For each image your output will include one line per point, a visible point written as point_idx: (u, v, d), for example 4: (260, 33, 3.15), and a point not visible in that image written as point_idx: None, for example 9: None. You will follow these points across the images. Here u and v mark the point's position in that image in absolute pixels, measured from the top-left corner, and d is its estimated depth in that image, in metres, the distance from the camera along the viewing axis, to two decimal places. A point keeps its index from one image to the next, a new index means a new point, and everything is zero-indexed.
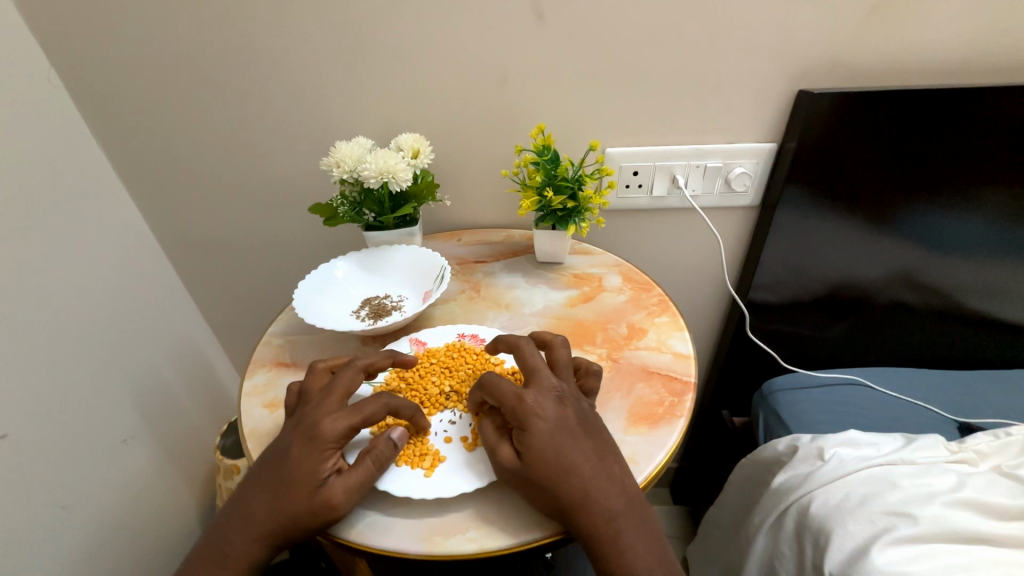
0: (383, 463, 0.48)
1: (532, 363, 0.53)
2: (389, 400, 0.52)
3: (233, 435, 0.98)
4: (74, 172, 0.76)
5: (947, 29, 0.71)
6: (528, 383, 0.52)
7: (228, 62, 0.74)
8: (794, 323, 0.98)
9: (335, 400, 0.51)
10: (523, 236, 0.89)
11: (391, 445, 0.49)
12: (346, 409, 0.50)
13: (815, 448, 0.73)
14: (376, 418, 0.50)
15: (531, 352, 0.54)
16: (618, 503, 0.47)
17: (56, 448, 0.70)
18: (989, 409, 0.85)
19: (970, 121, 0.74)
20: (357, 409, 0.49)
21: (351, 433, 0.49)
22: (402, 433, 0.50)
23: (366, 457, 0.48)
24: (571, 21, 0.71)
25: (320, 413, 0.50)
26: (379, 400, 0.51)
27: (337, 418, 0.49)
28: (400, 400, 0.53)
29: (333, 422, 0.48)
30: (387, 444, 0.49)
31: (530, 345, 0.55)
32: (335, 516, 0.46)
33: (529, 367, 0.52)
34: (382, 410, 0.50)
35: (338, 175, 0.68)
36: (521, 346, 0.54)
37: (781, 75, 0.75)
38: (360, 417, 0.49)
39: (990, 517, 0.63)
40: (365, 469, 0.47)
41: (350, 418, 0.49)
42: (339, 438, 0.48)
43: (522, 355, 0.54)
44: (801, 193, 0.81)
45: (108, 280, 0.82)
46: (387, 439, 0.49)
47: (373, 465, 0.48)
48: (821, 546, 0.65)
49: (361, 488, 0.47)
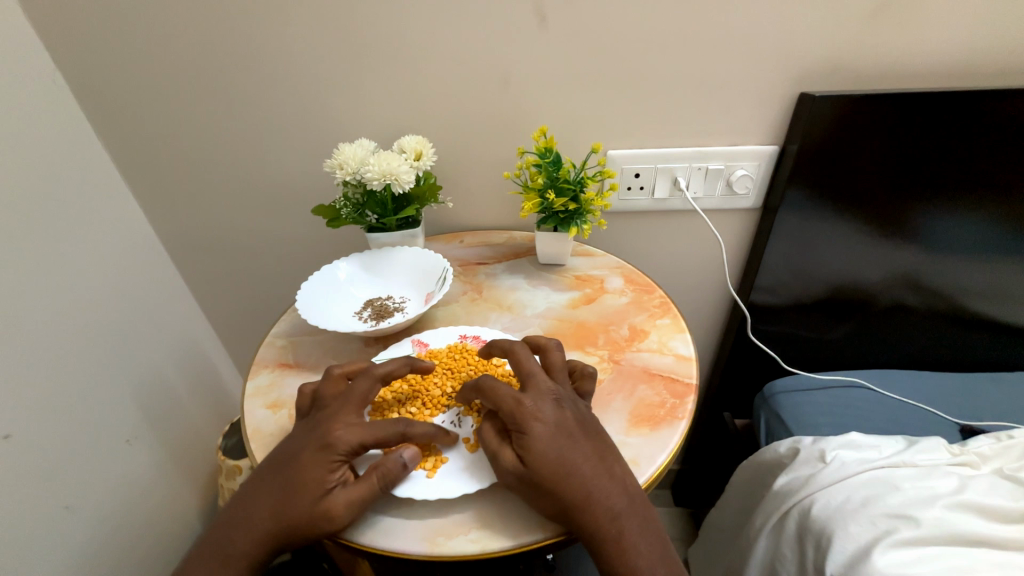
0: (390, 484, 0.47)
1: (527, 368, 0.53)
2: (406, 428, 0.50)
3: (235, 436, 0.99)
4: (77, 172, 0.77)
5: (948, 33, 0.71)
6: (525, 388, 0.51)
7: (231, 64, 0.74)
8: (795, 325, 0.98)
9: (353, 410, 0.51)
10: (524, 238, 0.89)
11: (401, 466, 0.48)
12: (361, 423, 0.50)
13: (816, 450, 0.73)
14: (389, 442, 0.49)
15: (526, 357, 0.54)
16: (620, 502, 0.47)
17: (58, 446, 0.70)
18: (991, 412, 0.85)
19: (972, 124, 0.74)
20: (372, 427, 0.49)
21: (362, 448, 0.49)
22: (414, 454, 0.49)
23: (372, 473, 0.47)
24: (573, 23, 0.71)
25: (335, 422, 0.50)
26: (396, 426, 0.50)
27: (351, 430, 0.49)
28: (418, 426, 0.51)
29: (347, 434, 0.48)
30: (397, 463, 0.48)
31: (525, 350, 0.55)
32: (332, 529, 0.46)
33: (525, 372, 0.52)
34: (396, 436, 0.49)
35: (341, 177, 0.68)
36: (515, 351, 0.54)
37: (783, 77, 0.75)
38: (374, 435, 0.49)
39: (992, 519, 0.63)
40: (370, 486, 0.47)
41: (364, 434, 0.49)
42: (350, 451, 0.48)
43: (518, 360, 0.53)
44: (803, 195, 0.82)
45: (111, 280, 0.82)
46: (397, 458, 0.48)
47: (379, 484, 0.47)
48: (823, 548, 0.65)
49: (365, 504, 0.46)
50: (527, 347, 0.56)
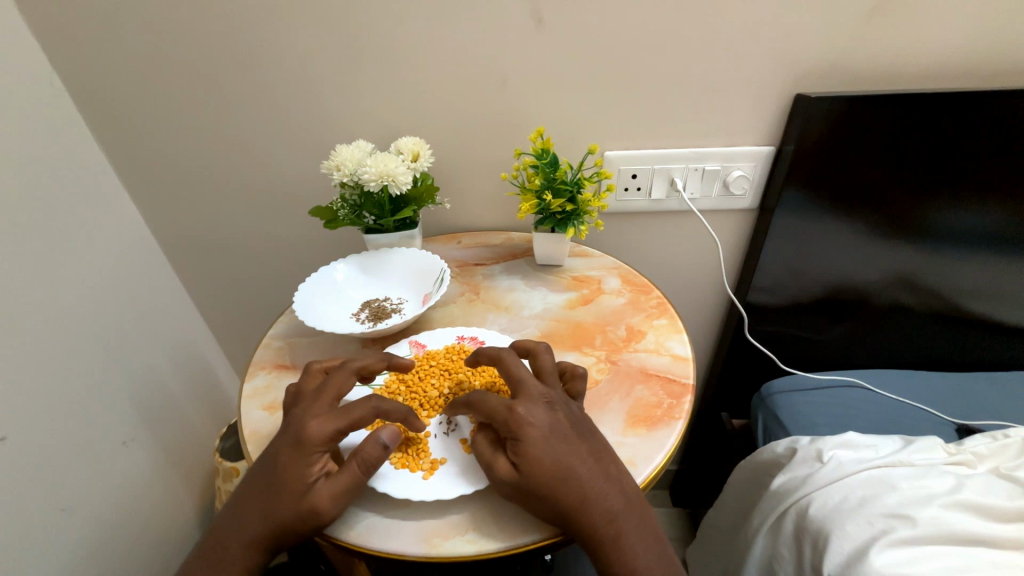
0: (371, 468, 0.47)
1: (516, 374, 0.52)
2: (379, 404, 0.50)
3: (233, 437, 0.99)
4: (74, 172, 0.76)
5: (943, 36, 0.71)
6: (516, 395, 0.51)
7: (228, 65, 0.74)
8: (793, 325, 0.99)
9: (326, 402, 0.51)
10: (522, 238, 0.90)
11: (380, 447, 0.48)
12: (333, 412, 0.49)
13: (813, 450, 0.73)
14: (365, 423, 0.49)
15: (514, 362, 0.53)
16: (617, 502, 0.47)
17: (53, 449, 0.70)
18: (985, 410, 0.85)
19: (968, 124, 0.74)
20: (345, 412, 0.49)
21: (339, 437, 0.49)
22: (392, 433, 0.48)
23: (352, 462, 0.47)
24: (570, 25, 0.71)
25: (308, 417, 0.50)
26: (367, 403, 0.50)
27: (325, 420, 0.49)
28: (391, 403, 0.51)
29: (320, 425, 0.48)
30: (376, 446, 0.48)
31: (513, 356, 0.55)
32: (321, 523, 0.46)
33: (515, 379, 0.52)
34: (370, 414, 0.49)
35: (339, 178, 0.68)
36: (503, 358, 0.54)
37: (780, 79, 0.76)
38: (349, 420, 0.49)
39: (988, 519, 0.63)
40: (351, 473, 0.47)
41: (338, 422, 0.48)
42: (327, 442, 0.48)
43: (506, 366, 0.53)
44: (801, 195, 0.82)
45: (107, 281, 0.82)
46: (375, 441, 0.48)
47: (361, 470, 0.47)
48: (820, 548, 0.65)
49: (348, 492, 0.47)
50: (514, 353, 0.56)
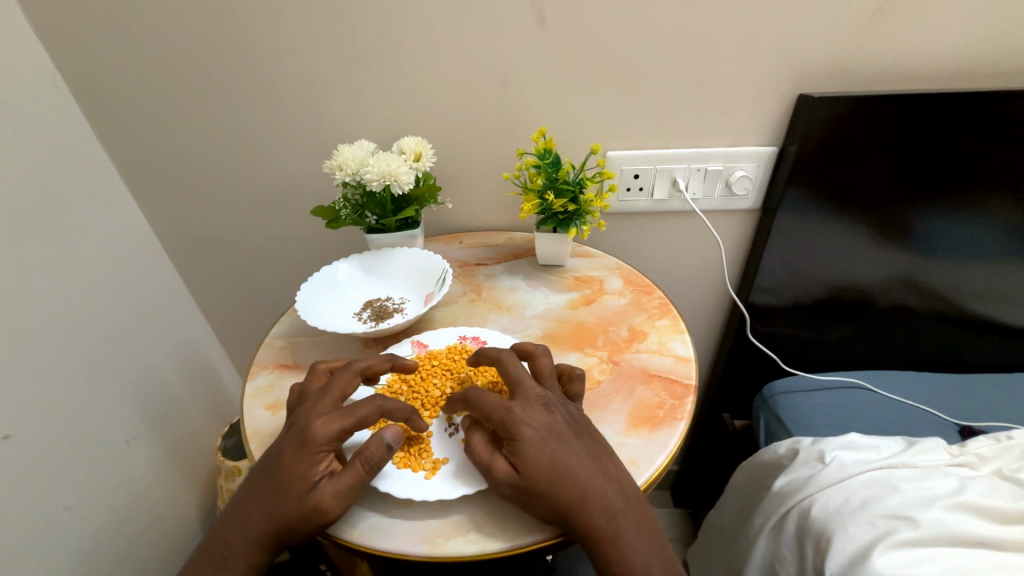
0: (374, 467, 0.47)
1: (515, 375, 0.52)
2: (383, 403, 0.50)
3: (234, 436, 0.99)
4: (75, 171, 0.76)
5: (947, 36, 0.71)
6: (513, 396, 0.51)
7: (229, 63, 0.74)
8: (794, 326, 0.98)
9: (330, 402, 0.51)
10: (524, 239, 0.90)
11: (383, 447, 0.48)
12: (338, 412, 0.50)
13: (815, 451, 0.73)
14: (370, 422, 0.49)
15: (513, 364, 0.53)
16: (616, 500, 0.47)
17: (54, 447, 0.70)
18: (988, 412, 0.85)
19: (971, 125, 0.74)
20: (350, 411, 0.49)
21: (343, 436, 0.49)
22: (395, 433, 0.48)
23: (356, 461, 0.47)
24: (572, 24, 0.71)
25: (313, 416, 0.50)
26: (372, 402, 0.50)
27: (329, 419, 0.49)
28: (395, 402, 0.51)
29: (324, 424, 0.48)
30: (379, 446, 0.48)
31: (512, 357, 0.54)
32: (323, 521, 0.46)
33: (512, 380, 0.52)
34: (375, 413, 0.50)
35: (340, 178, 0.68)
36: (503, 359, 0.54)
37: (783, 78, 0.75)
38: (353, 419, 0.49)
39: (991, 521, 0.63)
40: (355, 472, 0.47)
41: (342, 421, 0.49)
42: (330, 441, 0.48)
43: (504, 367, 0.53)
44: (803, 195, 0.82)
45: (109, 279, 0.81)
46: (378, 441, 0.48)
47: (364, 469, 0.47)
48: (822, 549, 0.65)
49: (351, 491, 0.46)
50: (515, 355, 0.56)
